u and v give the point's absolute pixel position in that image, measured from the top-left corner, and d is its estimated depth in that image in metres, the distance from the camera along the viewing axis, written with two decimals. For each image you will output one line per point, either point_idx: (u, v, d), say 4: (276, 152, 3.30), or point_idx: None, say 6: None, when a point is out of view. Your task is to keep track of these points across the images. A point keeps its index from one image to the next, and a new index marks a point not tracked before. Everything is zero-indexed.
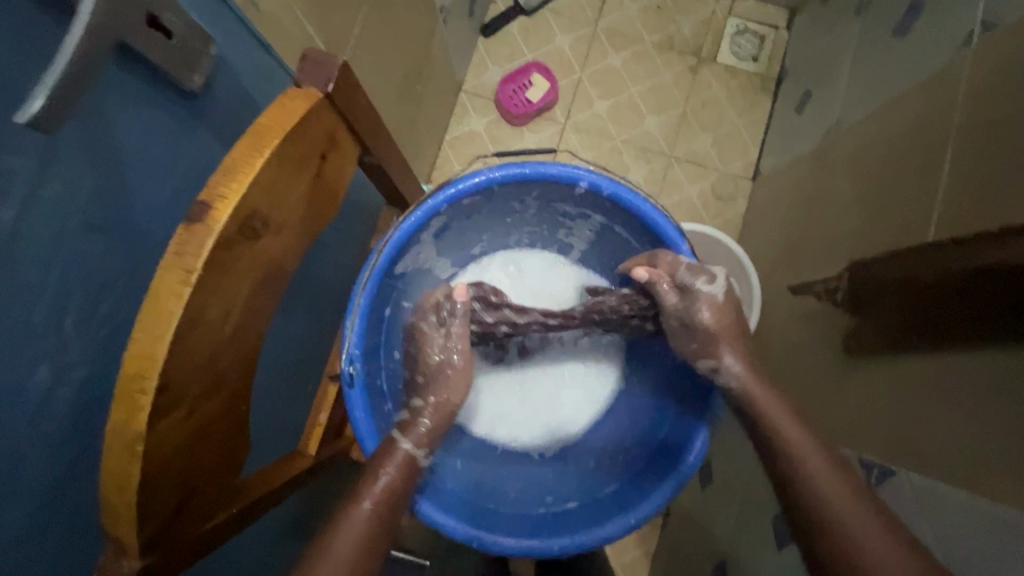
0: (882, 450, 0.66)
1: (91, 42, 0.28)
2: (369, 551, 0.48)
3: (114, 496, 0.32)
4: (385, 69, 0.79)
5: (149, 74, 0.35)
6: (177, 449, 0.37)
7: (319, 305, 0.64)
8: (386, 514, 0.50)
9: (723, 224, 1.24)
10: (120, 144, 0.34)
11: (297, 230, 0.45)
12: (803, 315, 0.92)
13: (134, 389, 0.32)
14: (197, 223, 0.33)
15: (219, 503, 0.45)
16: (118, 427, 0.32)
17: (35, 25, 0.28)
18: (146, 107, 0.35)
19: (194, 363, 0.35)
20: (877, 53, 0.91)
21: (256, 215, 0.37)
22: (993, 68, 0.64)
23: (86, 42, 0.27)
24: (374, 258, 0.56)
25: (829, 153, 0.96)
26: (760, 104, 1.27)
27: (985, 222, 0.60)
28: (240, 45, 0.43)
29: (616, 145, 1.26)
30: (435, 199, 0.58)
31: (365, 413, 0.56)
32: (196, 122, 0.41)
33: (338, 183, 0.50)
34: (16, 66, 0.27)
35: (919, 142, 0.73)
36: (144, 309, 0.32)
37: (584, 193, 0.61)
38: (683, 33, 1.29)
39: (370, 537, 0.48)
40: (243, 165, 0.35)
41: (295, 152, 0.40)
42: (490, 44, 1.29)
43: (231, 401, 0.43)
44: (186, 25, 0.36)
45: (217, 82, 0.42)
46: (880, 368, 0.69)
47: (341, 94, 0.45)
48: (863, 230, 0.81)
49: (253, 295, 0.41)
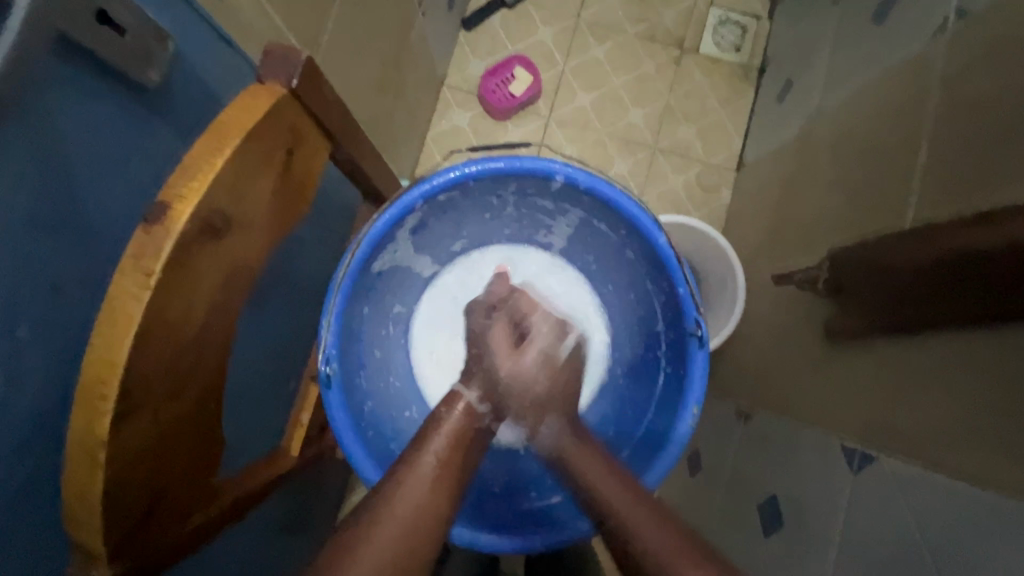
0: (863, 436, 0.66)
1: (29, 37, 0.27)
2: (419, 523, 0.45)
3: (78, 505, 0.32)
4: (362, 64, 0.78)
5: (100, 72, 0.34)
6: (146, 454, 0.36)
7: (295, 305, 0.63)
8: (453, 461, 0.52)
9: (708, 215, 1.25)
10: (71, 145, 0.33)
11: (266, 230, 0.44)
12: (786, 303, 0.93)
13: (95, 397, 0.31)
14: (156, 224, 0.32)
15: (197, 507, 0.44)
16: (79, 433, 0.31)
17: None
18: (97, 107, 0.35)
19: (158, 366, 0.35)
20: (856, 41, 0.91)
21: (220, 215, 0.37)
22: (967, 53, 0.64)
23: (19, 40, 0.26)
24: (349, 256, 0.55)
25: (810, 142, 0.96)
26: (743, 94, 1.27)
27: (959, 206, 0.60)
28: (200, 41, 0.42)
29: (601, 137, 1.26)
30: (410, 195, 0.57)
31: (344, 412, 0.56)
32: (156, 121, 0.40)
33: (308, 181, 0.49)
34: None
35: (897, 128, 0.73)
36: (102, 311, 0.31)
37: (561, 187, 0.60)
38: (665, 24, 1.29)
39: (438, 477, 0.49)
40: (203, 164, 0.34)
41: (259, 150, 0.39)
42: (471, 38, 1.28)
43: (201, 404, 0.43)
44: (139, 20, 0.35)
45: (178, 79, 0.41)
46: (862, 355, 0.70)
47: (307, 91, 0.44)
48: (843, 218, 0.81)
49: (220, 297, 0.41)
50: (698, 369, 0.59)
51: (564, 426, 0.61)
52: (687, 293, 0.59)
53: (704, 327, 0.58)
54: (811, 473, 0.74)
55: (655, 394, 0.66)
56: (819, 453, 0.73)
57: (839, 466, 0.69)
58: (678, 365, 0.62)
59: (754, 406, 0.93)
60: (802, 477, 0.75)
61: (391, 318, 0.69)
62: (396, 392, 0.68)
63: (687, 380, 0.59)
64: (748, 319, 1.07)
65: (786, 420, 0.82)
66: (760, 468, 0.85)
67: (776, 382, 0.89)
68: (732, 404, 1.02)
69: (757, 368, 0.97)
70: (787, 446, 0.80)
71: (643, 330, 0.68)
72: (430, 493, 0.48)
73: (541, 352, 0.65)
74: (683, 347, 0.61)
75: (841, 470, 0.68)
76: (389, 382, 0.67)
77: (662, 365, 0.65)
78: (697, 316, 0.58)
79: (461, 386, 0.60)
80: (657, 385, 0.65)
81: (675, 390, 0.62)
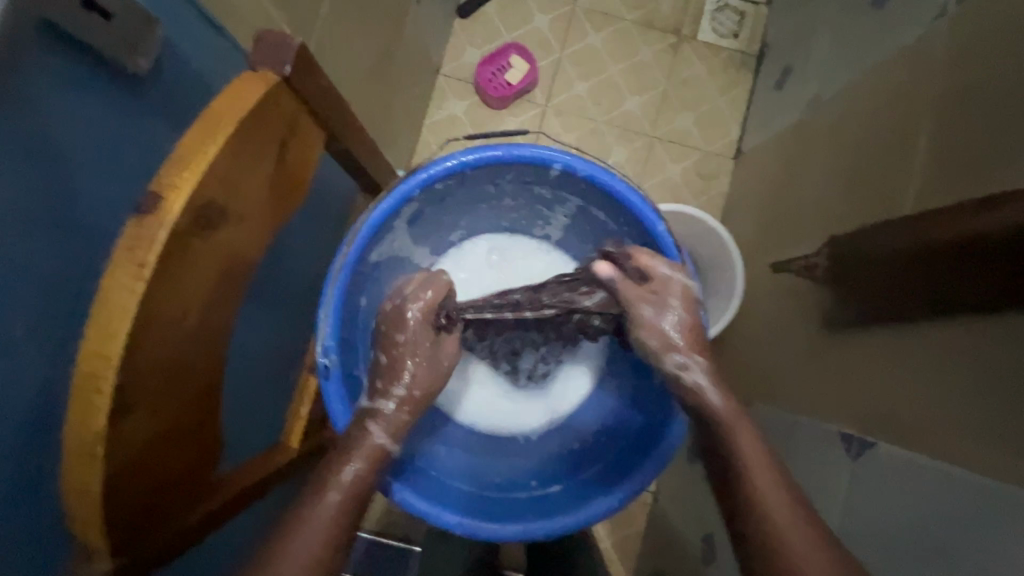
0: (862, 423, 0.67)
1: (13, 21, 0.26)
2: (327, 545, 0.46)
3: (76, 500, 0.32)
4: (356, 53, 0.77)
5: (87, 61, 0.33)
6: (144, 448, 0.36)
7: (293, 297, 0.63)
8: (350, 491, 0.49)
9: (706, 203, 1.24)
10: (61, 136, 0.33)
11: (261, 221, 0.44)
12: (785, 292, 0.93)
13: (90, 391, 0.31)
14: (148, 215, 0.32)
15: (196, 500, 0.44)
16: (75, 428, 0.31)
17: None
18: (87, 96, 0.34)
19: (154, 360, 0.34)
20: (855, 26, 0.90)
21: (213, 205, 0.36)
22: (968, 37, 0.63)
23: (5, 28, 0.26)
24: (346, 247, 0.54)
25: (809, 129, 0.96)
26: (741, 81, 1.26)
27: (959, 192, 0.60)
28: (190, 29, 0.42)
29: (598, 126, 1.25)
30: (406, 186, 0.56)
31: (343, 404, 0.56)
32: (146, 110, 0.39)
33: (304, 171, 0.49)
34: None
35: (897, 114, 0.73)
36: (95, 305, 0.31)
37: (559, 175, 0.60)
38: (662, 10, 1.28)
39: (331, 527, 0.47)
40: (195, 155, 0.33)
41: (252, 140, 0.38)
42: (466, 26, 1.26)
43: (198, 398, 0.42)
44: (127, 6, 0.34)
45: (168, 67, 0.40)
46: (861, 342, 0.70)
47: (300, 79, 0.43)
48: (843, 205, 0.81)
49: (216, 290, 0.40)
50: None
51: (703, 381, 0.52)
52: (686, 281, 0.58)
53: (703, 315, 0.58)
54: (811, 460, 0.74)
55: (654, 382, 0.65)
56: (818, 441, 0.74)
57: (838, 453, 0.69)
58: None
59: (754, 394, 0.93)
60: (801, 464, 0.76)
61: None
62: None
63: None
64: (747, 307, 1.07)
65: (785, 408, 0.83)
66: None
67: (775, 370, 0.89)
68: (731, 393, 1.03)
69: (755, 357, 0.97)
70: (785, 433, 0.81)
71: None
72: (323, 541, 0.46)
73: (651, 334, 0.55)
74: None
75: (840, 456, 0.69)
76: None
77: None
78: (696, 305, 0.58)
79: (373, 418, 0.54)
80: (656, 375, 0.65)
81: None
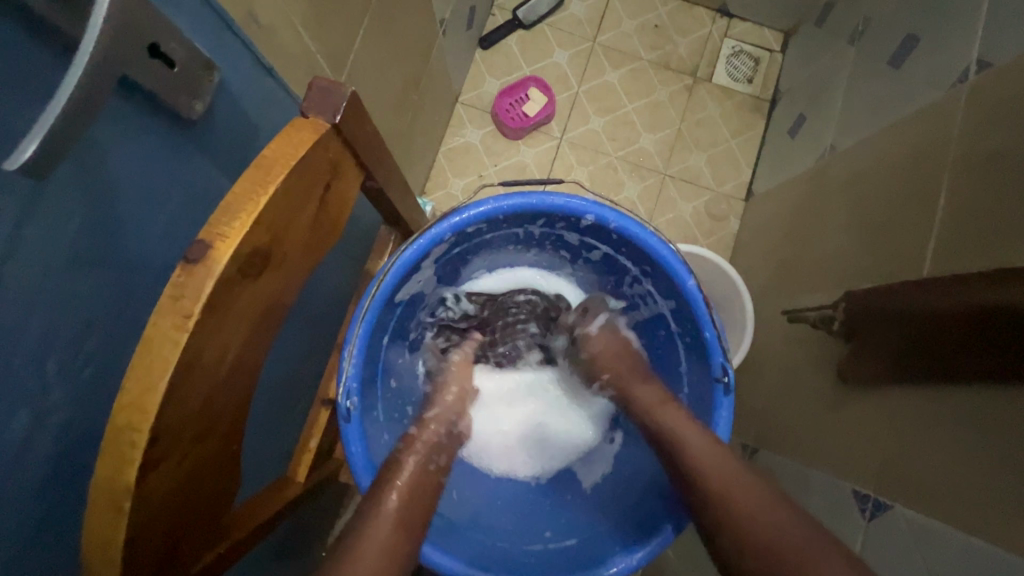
0: (877, 483, 0.66)
1: (98, 72, 0.25)
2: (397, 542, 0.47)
3: (94, 555, 0.30)
4: (383, 83, 0.78)
5: (144, 104, 0.33)
6: (167, 496, 0.35)
7: (313, 329, 0.62)
8: (411, 513, 0.50)
9: (716, 244, 1.25)
10: (110, 182, 0.33)
11: (301, 263, 0.43)
12: (795, 340, 0.92)
13: (123, 442, 0.30)
14: (196, 263, 0.31)
15: (209, 543, 0.43)
16: (103, 484, 0.30)
17: (39, 68, 0.27)
18: (140, 138, 0.34)
19: (187, 410, 0.34)
20: (871, 82, 0.92)
21: (259, 252, 0.36)
22: (985, 103, 0.64)
23: (89, 93, 0.25)
24: (376, 285, 0.54)
25: (823, 178, 0.97)
26: (754, 125, 1.28)
27: (978, 256, 0.60)
28: (240, 68, 0.42)
29: (612, 160, 1.26)
30: (439, 228, 0.56)
31: (362, 448, 0.54)
32: (194, 150, 0.40)
33: (343, 211, 0.48)
34: (17, 108, 0.26)
35: (914, 171, 0.74)
36: (137, 354, 0.30)
37: (590, 223, 0.60)
38: (679, 53, 1.30)
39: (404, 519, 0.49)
40: (247, 201, 0.34)
41: (299, 186, 0.38)
42: (487, 57, 1.28)
43: (223, 443, 0.41)
44: (190, 54, 0.34)
45: (219, 109, 0.41)
46: (872, 402, 0.69)
47: (348, 125, 0.43)
48: (857, 258, 0.81)
49: (252, 334, 0.39)
50: (723, 415, 0.57)
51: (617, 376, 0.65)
52: (714, 337, 0.58)
53: (730, 373, 0.57)
54: (822, 514, 0.74)
55: None
56: (830, 494, 0.73)
57: (851, 511, 0.69)
58: (701, 410, 0.61)
59: (762, 440, 0.93)
60: (813, 522, 0.75)
61: (408, 345, 0.68)
62: (410, 423, 0.67)
63: (711, 426, 0.58)
64: (756, 352, 1.07)
65: (795, 459, 0.82)
66: None
67: (785, 419, 0.89)
68: (739, 437, 1.02)
69: (765, 402, 0.97)
70: (795, 484, 0.81)
71: (665, 367, 0.68)
72: (394, 534, 0.47)
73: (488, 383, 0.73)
74: (707, 393, 0.60)
75: (854, 515, 0.68)
76: (405, 413, 0.66)
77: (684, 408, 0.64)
78: (723, 361, 0.57)
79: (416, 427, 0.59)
80: None
81: None
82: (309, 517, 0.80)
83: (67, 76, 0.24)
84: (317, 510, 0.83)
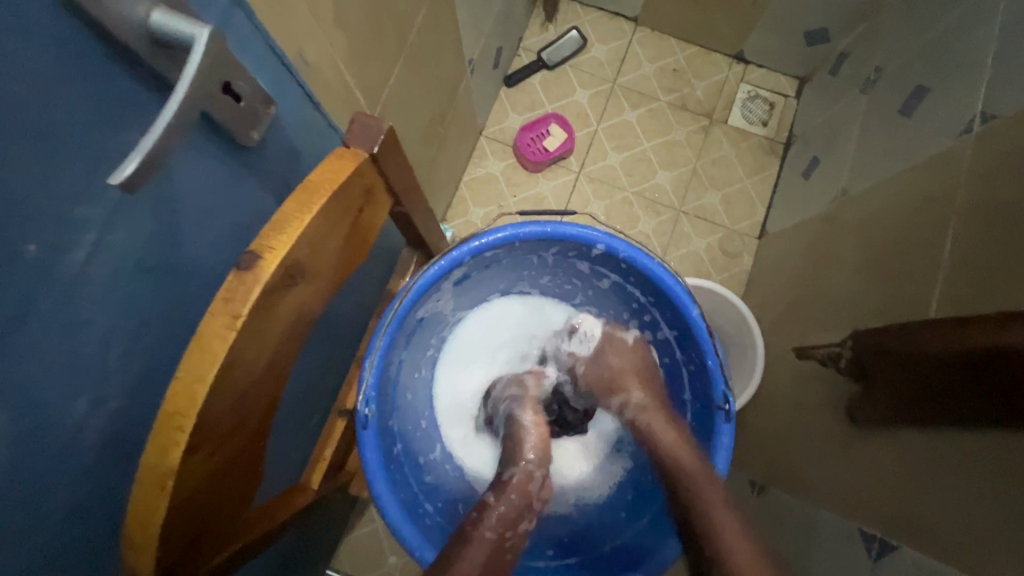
0: (883, 522, 0.66)
1: (185, 106, 0.30)
2: None
3: (138, 529, 0.34)
4: (413, 116, 0.84)
5: (212, 134, 0.38)
6: (202, 483, 0.38)
7: (337, 342, 0.66)
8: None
9: (728, 279, 1.27)
10: (177, 197, 0.38)
11: (334, 277, 0.47)
12: (805, 378, 0.93)
13: (173, 426, 0.34)
14: (246, 272, 0.36)
15: (230, 536, 0.46)
16: (151, 463, 0.33)
17: (139, 103, 0.32)
18: (207, 161, 0.39)
19: (227, 403, 0.37)
20: (881, 129, 0.96)
21: (299, 264, 0.40)
22: (989, 153, 0.67)
23: (179, 124, 0.30)
24: (399, 301, 0.58)
25: (834, 220, 0.99)
26: (768, 166, 1.32)
27: (982, 299, 0.62)
28: (292, 102, 0.48)
29: (628, 196, 1.31)
30: (459, 251, 0.61)
31: (376, 455, 0.57)
32: (249, 172, 0.45)
33: (374, 233, 0.53)
34: (118, 134, 0.31)
35: (922, 215, 0.76)
36: (190, 348, 0.34)
37: (601, 254, 0.64)
38: (696, 95, 1.36)
39: None
40: (293, 218, 0.38)
41: (338, 206, 0.43)
42: (512, 94, 1.35)
43: (252, 440, 0.45)
44: (254, 90, 0.39)
45: (272, 138, 0.46)
46: (880, 441, 0.70)
47: (384, 156, 0.48)
48: (866, 297, 0.83)
49: (287, 339, 0.43)
50: (724, 442, 0.59)
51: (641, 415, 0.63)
52: (716, 365, 0.60)
53: (732, 401, 0.59)
54: (828, 555, 0.73)
55: None
56: (837, 534, 0.73)
57: (858, 552, 0.69)
58: (704, 436, 0.63)
59: (771, 478, 0.93)
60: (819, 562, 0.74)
61: (424, 361, 0.71)
62: (422, 435, 0.70)
63: (711, 452, 0.60)
64: (766, 388, 1.07)
65: (803, 498, 0.82)
66: (774, 544, 0.85)
67: (794, 457, 0.89)
68: (747, 474, 1.02)
69: (774, 439, 0.97)
70: (803, 524, 0.80)
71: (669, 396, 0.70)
72: None
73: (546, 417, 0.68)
74: (709, 420, 0.62)
75: (861, 555, 0.68)
76: (418, 426, 0.69)
77: None
78: (725, 389, 0.59)
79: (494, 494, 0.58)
80: None
81: None
82: (317, 529, 0.82)
83: (164, 111, 0.29)
84: (324, 522, 0.85)
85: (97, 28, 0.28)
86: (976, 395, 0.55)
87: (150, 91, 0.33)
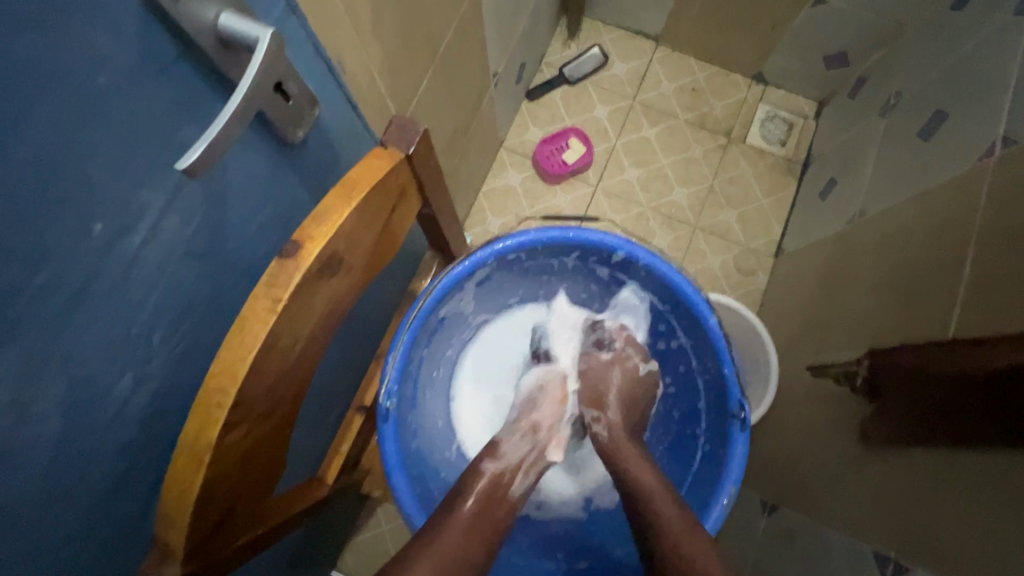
0: (897, 542, 0.65)
1: (244, 104, 0.33)
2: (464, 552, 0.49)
3: (175, 500, 0.36)
4: (439, 124, 0.86)
5: (263, 131, 0.41)
6: (234, 462, 0.40)
7: (359, 338, 0.68)
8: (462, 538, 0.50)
9: (743, 297, 1.27)
10: (227, 189, 0.40)
11: (364, 272, 0.49)
12: (818, 397, 0.93)
13: (212, 404, 0.35)
14: (288, 259, 0.38)
15: (251, 519, 0.47)
16: (191, 437, 0.35)
17: (203, 99, 0.35)
18: (256, 156, 0.42)
19: (263, 385, 0.39)
20: (899, 152, 0.96)
21: (336, 256, 0.42)
22: (1008, 176, 0.68)
23: (237, 119, 0.32)
24: (423, 298, 0.60)
25: (851, 240, 1.00)
26: (785, 186, 1.32)
27: (999, 320, 0.62)
28: (333, 105, 0.50)
29: (644, 211, 1.32)
30: (483, 252, 0.62)
31: (395, 448, 0.58)
32: (292, 169, 0.47)
33: (403, 233, 0.55)
34: (182, 127, 0.34)
35: (939, 236, 0.76)
36: (234, 330, 0.36)
37: (621, 260, 0.66)
38: (714, 114, 1.37)
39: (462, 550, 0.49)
40: (333, 212, 0.40)
41: (374, 203, 0.45)
42: (533, 108, 1.38)
43: (280, 425, 0.46)
44: (304, 92, 0.42)
45: (314, 137, 0.48)
46: (894, 460, 0.69)
47: (417, 158, 0.50)
48: (883, 316, 0.83)
49: (319, 329, 0.45)
50: (738, 450, 0.60)
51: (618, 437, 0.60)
52: (732, 373, 0.61)
53: (747, 409, 0.60)
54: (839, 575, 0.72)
55: (690, 472, 0.67)
56: (848, 554, 0.72)
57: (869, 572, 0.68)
58: (718, 444, 0.64)
59: (782, 497, 0.92)
60: None
61: (442, 361, 0.73)
62: (437, 434, 0.71)
63: (726, 460, 0.60)
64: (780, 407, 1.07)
65: (814, 518, 0.81)
66: (785, 563, 0.84)
67: (806, 476, 0.88)
68: (758, 492, 1.01)
69: (787, 458, 0.96)
70: (813, 543, 0.79)
71: (683, 405, 0.70)
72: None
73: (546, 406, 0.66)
74: (724, 428, 0.62)
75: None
76: (434, 424, 0.71)
77: (700, 443, 0.67)
78: (740, 397, 0.60)
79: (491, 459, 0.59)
80: (692, 463, 0.67)
81: (714, 469, 0.62)
82: (327, 525, 0.83)
83: (226, 107, 0.31)
84: (334, 520, 0.86)
85: (172, 30, 0.31)
86: (988, 415, 0.55)
87: (213, 89, 0.35)
